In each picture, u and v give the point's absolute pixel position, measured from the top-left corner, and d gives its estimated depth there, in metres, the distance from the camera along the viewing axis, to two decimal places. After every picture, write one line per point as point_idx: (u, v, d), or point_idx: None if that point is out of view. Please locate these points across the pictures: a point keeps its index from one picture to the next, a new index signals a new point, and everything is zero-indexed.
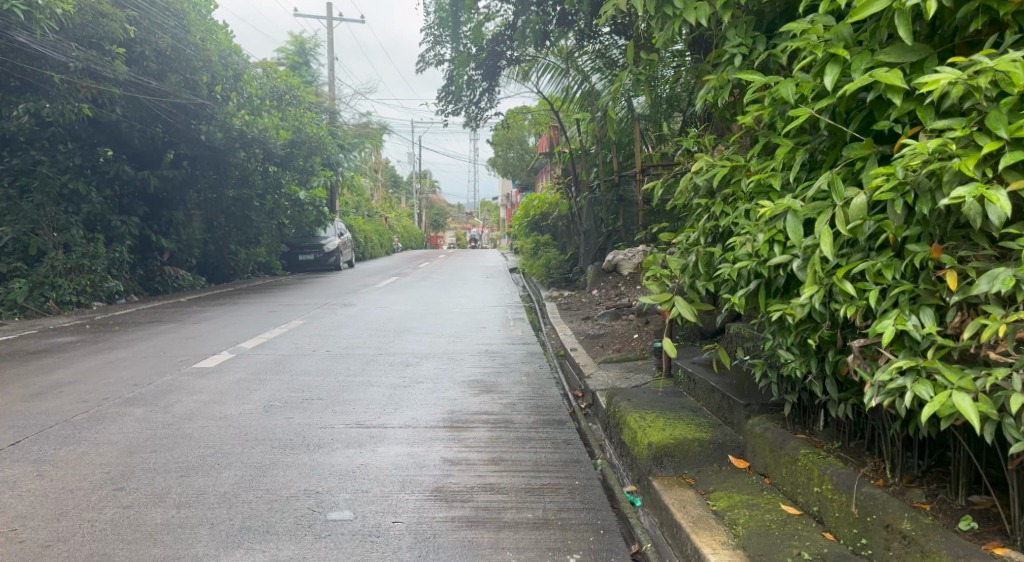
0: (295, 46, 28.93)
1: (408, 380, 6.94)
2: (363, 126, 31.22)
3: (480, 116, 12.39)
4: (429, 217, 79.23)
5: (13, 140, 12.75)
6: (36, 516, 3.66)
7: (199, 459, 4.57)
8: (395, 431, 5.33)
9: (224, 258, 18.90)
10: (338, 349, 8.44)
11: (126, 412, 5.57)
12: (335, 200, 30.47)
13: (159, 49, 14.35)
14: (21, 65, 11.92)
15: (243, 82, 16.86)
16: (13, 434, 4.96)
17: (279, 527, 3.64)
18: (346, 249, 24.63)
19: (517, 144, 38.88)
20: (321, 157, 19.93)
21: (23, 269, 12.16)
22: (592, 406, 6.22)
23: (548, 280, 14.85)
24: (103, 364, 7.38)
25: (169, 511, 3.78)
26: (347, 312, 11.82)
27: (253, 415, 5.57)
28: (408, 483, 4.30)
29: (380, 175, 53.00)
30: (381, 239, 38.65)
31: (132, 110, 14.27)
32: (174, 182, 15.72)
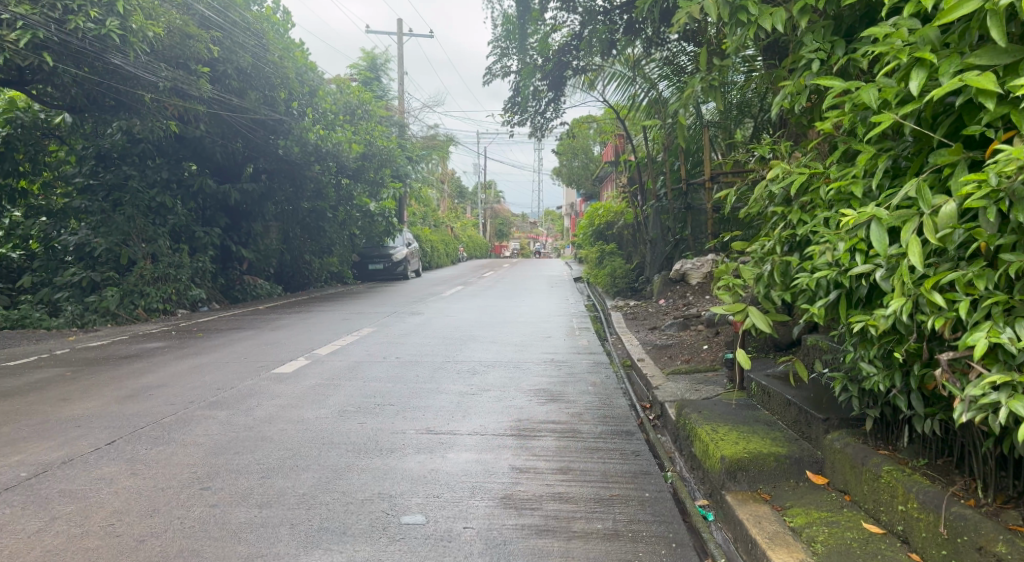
0: (367, 61, 29.77)
1: (475, 388, 6.99)
2: (430, 139, 31.87)
3: (546, 126, 12.36)
4: (495, 228, 80.07)
5: (106, 157, 13.47)
6: (131, 512, 3.84)
7: (279, 461, 4.72)
8: (464, 437, 5.39)
9: (299, 267, 19.51)
10: (407, 357, 8.56)
11: (210, 415, 5.79)
12: (402, 211, 31.08)
13: (241, 67, 14.90)
14: (117, 86, 12.30)
15: (318, 98, 17.45)
16: (109, 434, 5.22)
17: (355, 529, 3.71)
18: (414, 258, 25.03)
19: (581, 153, 39.25)
20: (391, 168, 20.32)
21: (115, 278, 12.81)
22: (661, 417, 6.15)
23: (614, 289, 14.77)
24: (189, 369, 7.68)
25: (252, 510, 3.91)
26: (415, 320, 12.01)
27: (328, 419, 5.72)
28: (478, 489, 4.34)
29: (446, 186, 53.75)
30: (446, 249, 39.25)
31: (215, 127, 14.89)
32: (253, 195, 16.42)
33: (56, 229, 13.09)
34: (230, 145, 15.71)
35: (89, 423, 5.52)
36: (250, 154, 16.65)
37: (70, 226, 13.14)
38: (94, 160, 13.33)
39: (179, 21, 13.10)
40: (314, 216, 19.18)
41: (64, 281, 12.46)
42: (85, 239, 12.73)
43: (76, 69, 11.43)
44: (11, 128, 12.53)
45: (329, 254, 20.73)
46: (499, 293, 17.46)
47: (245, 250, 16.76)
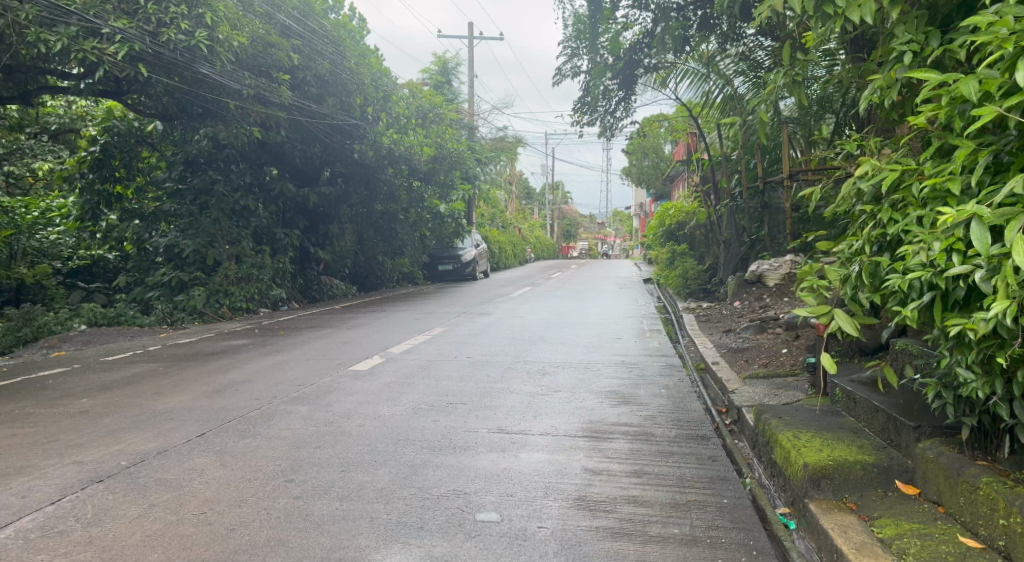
0: (438, 66, 30.21)
1: (547, 389, 6.98)
2: (499, 141, 32.08)
3: (616, 126, 12.10)
4: (562, 229, 79.92)
5: (194, 162, 14.25)
6: (221, 501, 3.99)
7: (358, 456, 4.82)
8: (536, 437, 5.39)
9: (372, 268, 19.91)
10: (479, 357, 8.61)
11: (293, 410, 5.97)
12: (471, 213, 31.32)
13: (320, 74, 15.32)
14: (205, 94, 12.79)
15: (391, 102, 17.75)
16: (200, 426, 5.44)
17: (432, 524, 3.76)
18: (483, 259, 25.19)
19: (653, 152, 38.75)
20: (461, 171, 20.51)
21: (202, 278, 13.36)
22: (738, 422, 6.01)
23: (686, 291, 14.51)
24: (272, 365, 7.97)
25: (333, 503, 4.00)
26: (485, 320, 12.11)
27: (403, 416, 5.81)
28: (551, 489, 4.33)
29: (514, 188, 53.93)
30: (513, 249, 39.39)
31: (295, 133, 15.38)
32: (329, 198, 16.87)
33: (147, 231, 13.94)
34: (310, 150, 16.28)
35: (181, 415, 5.77)
36: (326, 158, 17.20)
37: (161, 228, 14.02)
38: (182, 166, 14.18)
39: (262, 31, 13.54)
40: (387, 218, 19.54)
41: (155, 281, 13.14)
42: (174, 241, 13.44)
43: (168, 78, 11.95)
44: (109, 136, 13.53)
45: (400, 255, 21.08)
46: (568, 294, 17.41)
47: (322, 251, 17.23)
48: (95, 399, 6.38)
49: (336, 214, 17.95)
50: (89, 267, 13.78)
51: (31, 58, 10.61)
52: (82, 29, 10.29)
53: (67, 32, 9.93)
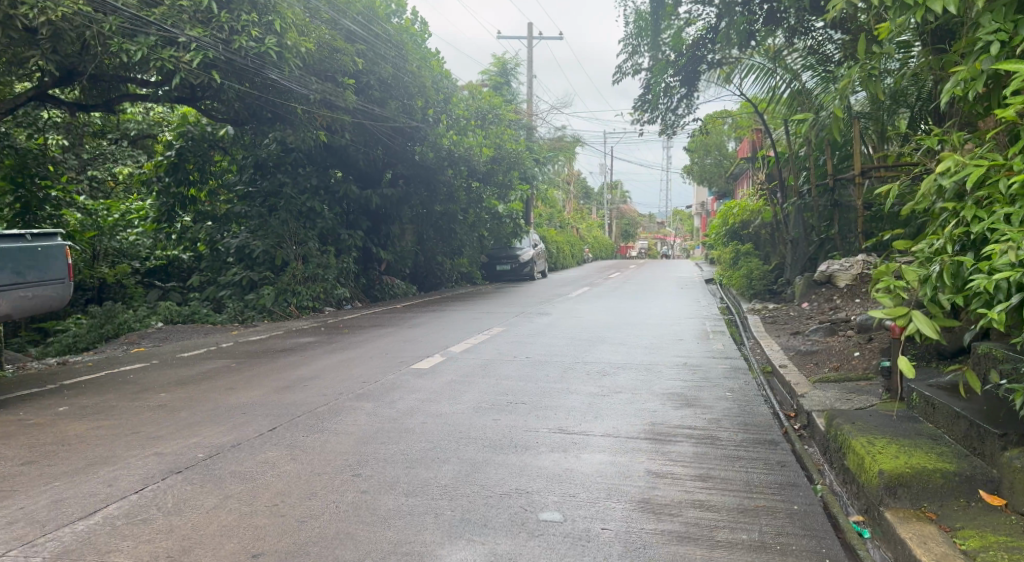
0: (497, 68, 30.34)
1: (607, 390, 6.93)
2: (557, 141, 31.99)
3: (678, 124, 11.76)
4: (621, 229, 79.26)
5: (264, 166, 14.74)
6: (292, 494, 4.09)
7: (421, 453, 4.87)
8: (597, 438, 5.35)
9: (432, 268, 20.10)
10: (538, 356, 8.61)
11: (358, 406, 6.08)
12: (530, 213, 31.33)
13: (383, 77, 15.56)
14: (274, 99, 13.17)
15: (451, 104, 17.88)
16: (271, 421, 5.59)
17: (495, 522, 3.77)
18: (541, 259, 25.15)
19: (715, 150, 38.04)
20: (519, 171, 20.52)
21: (271, 277, 13.71)
22: (808, 427, 5.84)
23: (751, 291, 14.17)
24: (338, 362, 8.13)
25: (398, 498, 4.06)
26: (543, 320, 12.09)
27: (464, 414, 5.85)
28: (614, 491, 4.29)
29: (572, 188, 53.72)
30: (571, 250, 39.24)
31: (359, 135, 15.70)
32: (391, 199, 17.13)
33: (219, 232, 14.40)
34: (373, 153, 16.59)
35: (253, 410, 5.93)
36: (388, 160, 17.46)
37: (232, 229, 14.51)
38: (253, 169, 14.75)
39: (329, 37, 13.79)
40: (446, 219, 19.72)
41: (227, 281, 13.57)
42: (245, 242, 13.83)
43: (239, 84, 12.31)
44: (184, 140, 14.10)
45: (459, 256, 21.22)
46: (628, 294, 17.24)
47: (384, 252, 17.52)
48: (172, 393, 6.62)
49: (397, 215, 18.21)
50: (165, 267, 14.55)
51: (113, 67, 11.12)
52: (161, 39, 10.63)
53: (147, 42, 10.36)
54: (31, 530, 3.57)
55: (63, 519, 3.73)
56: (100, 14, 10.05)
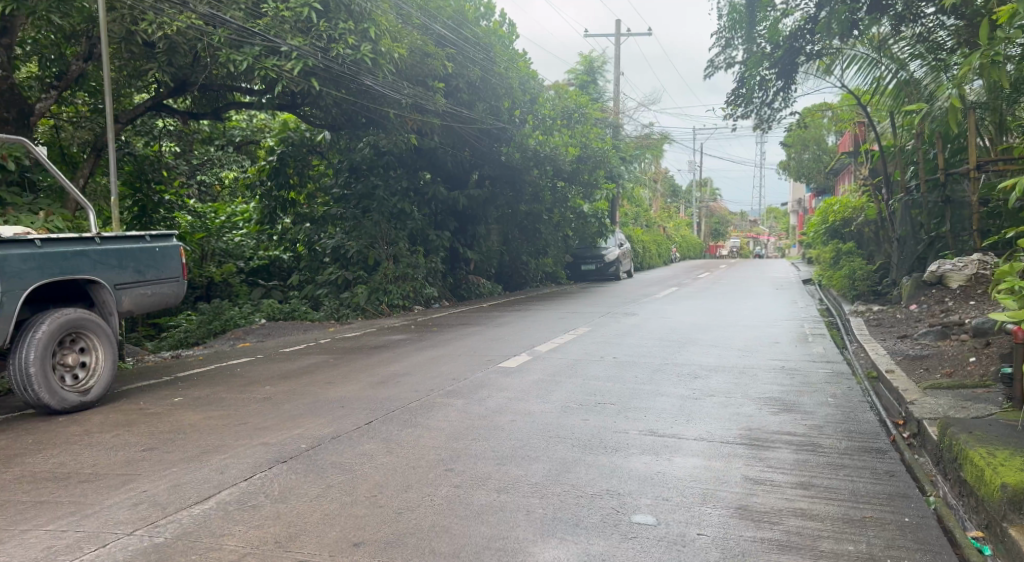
0: (584, 65, 30.16)
1: (700, 393, 6.77)
2: (644, 138, 31.51)
3: (774, 118, 11.32)
4: (710, 228, 77.46)
5: (358, 169, 15.20)
6: (389, 486, 4.18)
7: (511, 450, 4.88)
8: (691, 442, 5.23)
9: (517, 267, 20.16)
10: (625, 357, 8.51)
11: (449, 403, 6.16)
12: (615, 212, 30.97)
13: (471, 80, 15.77)
14: (368, 105, 13.50)
15: (539, 104, 17.90)
16: (365, 415, 5.73)
17: (588, 522, 3.74)
18: (628, 259, 24.84)
19: (814, 144, 36.59)
20: (605, 170, 20.33)
21: (363, 277, 14.05)
22: (918, 436, 5.54)
23: (854, 293, 13.52)
24: (427, 360, 8.27)
25: (490, 494, 4.09)
26: (630, 321, 11.92)
27: (553, 414, 5.84)
28: (710, 496, 4.18)
29: (660, 185, 52.84)
30: (658, 249, 38.57)
31: (447, 138, 16.10)
32: (478, 199, 17.32)
33: (317, 233, 14.91)
34: (460, 154, 16.87)
35: (350, 404, 6.11)
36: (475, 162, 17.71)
37: (329, 231, 14.93)
38: (347, 173, 15.24)
39: (421, 42, 13.67)
40: (531, 219, 19.76)
41: (324, 279, 14.07)
42: (341, 243, 14.28)
43: (336, 90, 12.68)
44: (284, 146, 15.01)
45: (544, 255, 21.19)
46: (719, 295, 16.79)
47: (471, 251, 17.76)
48: (275, 387, 6.89)
49: (483, 216, 18.43)
50: (267, 267, 15.10)
51: (219, 77, 11.76)
52: (265, 49, 11.00)
53: (252, 52, 10.74)
54: (153, 512, 3.79)
55: (181, 502, 3.94)
56: (210, 27, 10.61)
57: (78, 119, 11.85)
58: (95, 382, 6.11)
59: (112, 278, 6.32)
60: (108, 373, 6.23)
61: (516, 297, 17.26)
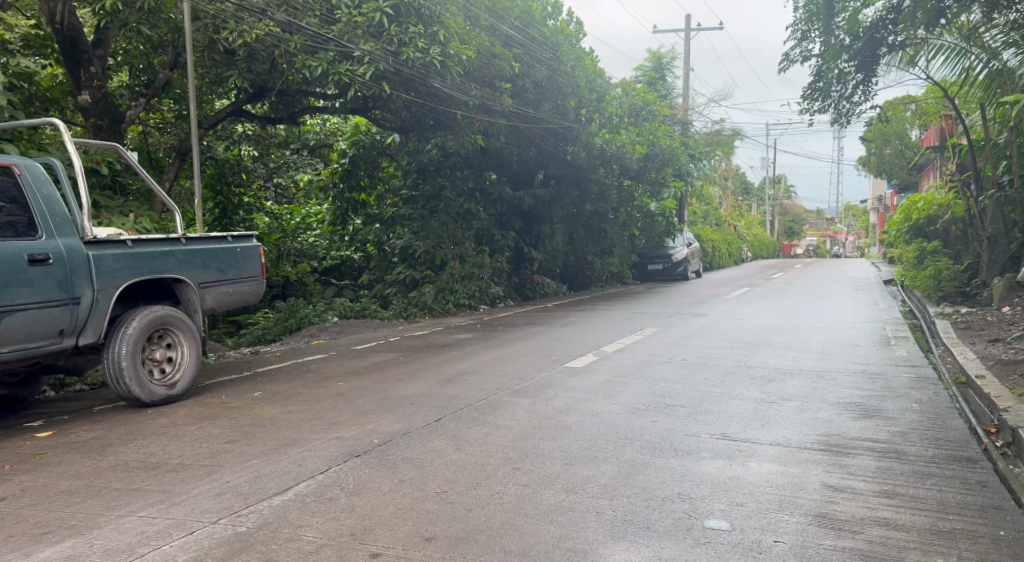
0: (652, 62, 29.77)
1: (774, 397, 6.58)
2: (715, 135, 30.86)
3: (853, 112, 10.95)
4: (783, 226, 75.38)
5: (426, 171, 15.53)
6: (459, 483, 4.21)
7: (579, 450, 4.86)
8: (765, 447, 5.10)
9: (582, 267, 20.06)
10: (695, 359, 8.36)
11: (516, 401, 6.17)
12: (683, 211, 30.44)
13: (537, 80, 15.79)
14: (437, 107, 13.65)
15: (605, 103, 17.74)
16: (434, 412, 5.80)
17: (659, 525, 3.69)
18: (696, 259, 24.38)
19: (897, 139, 35.12)
20: (674, 168, 20.03)
21: (431, 276, 14.22)
22: (1013, 446, 5.24)
23: (939, 294, 12.93)
24: (495, 359, 8.30)
25: (560, 494, 4.07)
26: (700, 322, 11.70)
27: (622, 415, 5.79)
28: (787, 503, 4.06)
29: (731, 183, 51.68)
30: (728, 248, 37.73)
31: (513, 138, 16.17)
32: (544, 199, 17.43)
33: (386, 234, 15.31)
34: (526, 154, 16.89)
35: (419, 401, 6.19)
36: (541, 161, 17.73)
37: (397, 231, 15.28)
38: (415, 174, 15.52)
39: (488, 43, 13.84)
40: (596, 218, 19.63)
41: (393, 279, 14.28)
42: (409, 243, 14.50)
43: (405, 94, 12.85)
44: (356, 149, 15.50)
45: (610, 255, 21.01)
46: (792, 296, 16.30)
47: (535, 251, 17.80)
48: (347, 383, 7.04)
49: (548, 216, 18.48)
50: (338, 267, 15.52)
51: (295, 82, 12.14)
52: (338, 54, 11.23)
53: (326, 58, 11.01)
54: (236, 502, 3.93)
55: (261, 493, 4.07)
56: (287, 34, 10.93)
57: (164, 126, 12.41)
58: (180, 376, 6.38)
59: (196, 278, 6.57)
60: (193, 367, 6.50)
61: (581, 297, 17.18)
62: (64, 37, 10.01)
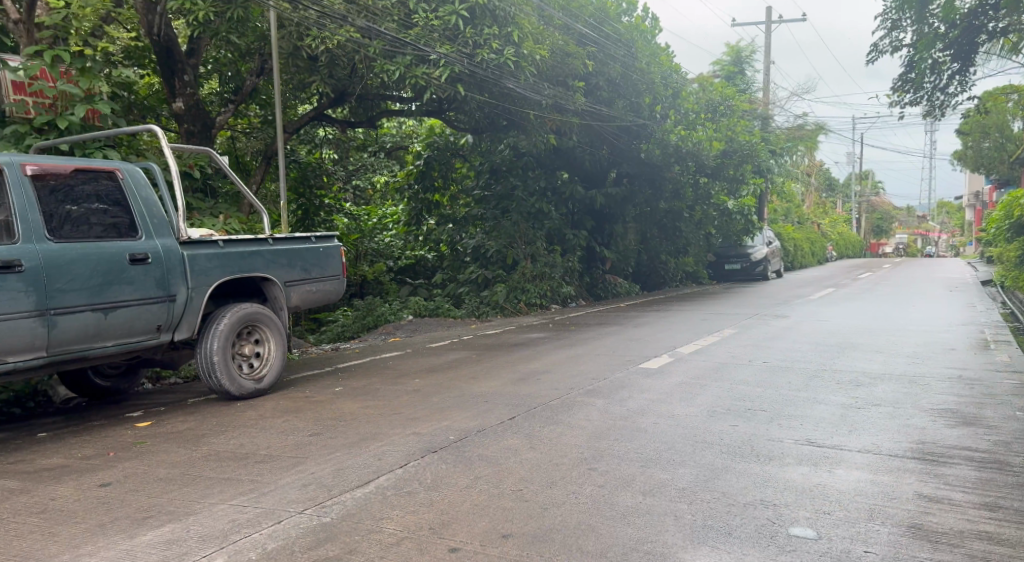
0: (731, 56, 29.05)
1: (864, 402, 6.32)
2: (797, 129, 29.88)
3: (948, 104, 10.48)
4: (870, 224, 72.41)
5: (498, 171, 15.77)
6: (534, 481, 4.21)
7: (656, 453, 4.79)
8: (853, 454, 4.90)
9: (655, 267, 19.82)
10: (776, 362, 8.11)
11: (591, 401, 6.13)
12: (763, 208, 29.60)
13: (612, 77, 15.62)
14: (510, 107, 13.72)
15: (681, 98, 17.35)
16: (509, 410, 5.82)
17: (741, 532, 3.60)
18: (777, 258, 23.66)
19: (996, 131, 33.19)
20: (754, 164, 19.49)
21: (503, 276, 14.29)
22: None
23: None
24: (568, 359, 8.27)
25: (637, 496, 4.02)
26: (781, 323, 11.35)
27: (700, 418, 5.67)
28: (878, 512, 3.89)
29: (814, 179, 49.92)
30: (810, 247, 36.48)
31: (586, 137, 16.12)
32: (616, 197, 17.42)
33: (459, 234, 15.60)
34: (598, 153, 16.92)
35: (493, 399, 6.23)
36: (614, 160, 17.60)
37: (469, 231, 15.60)
38: (488, 174, 15.79)
39: (562, 42, 13.90)
40: (671, 217, 19.31)
41: (465, 278, 14.39)
42: (481, 243, 14.72)
43: (479, 95, 12.93)
44: (430, 150, 15.68)
45: (685, 254, 20.65)
46: (879, 297, 15.64)
47: (607, 251, 17.68)
48: (423, 381, 7.13)
49: (620, 214, 18.34)
50: (412, 267, 15.61)
51: (374, 86, 12.43)
52: (414, 58, 11.38)
53: (404, 62, 11.20)
54: (320, 493, 4.04)
55: (344, 485, 4.17)
56: (366, 39, 11.06)
57: (251, 131, 12.90)
58: (267, 370, 6.62)
59: (283, 276, 6.79)
60: (279, 361, 6.72)
61: (654, 297, 16.96)
62: (160, 48, 10.49)
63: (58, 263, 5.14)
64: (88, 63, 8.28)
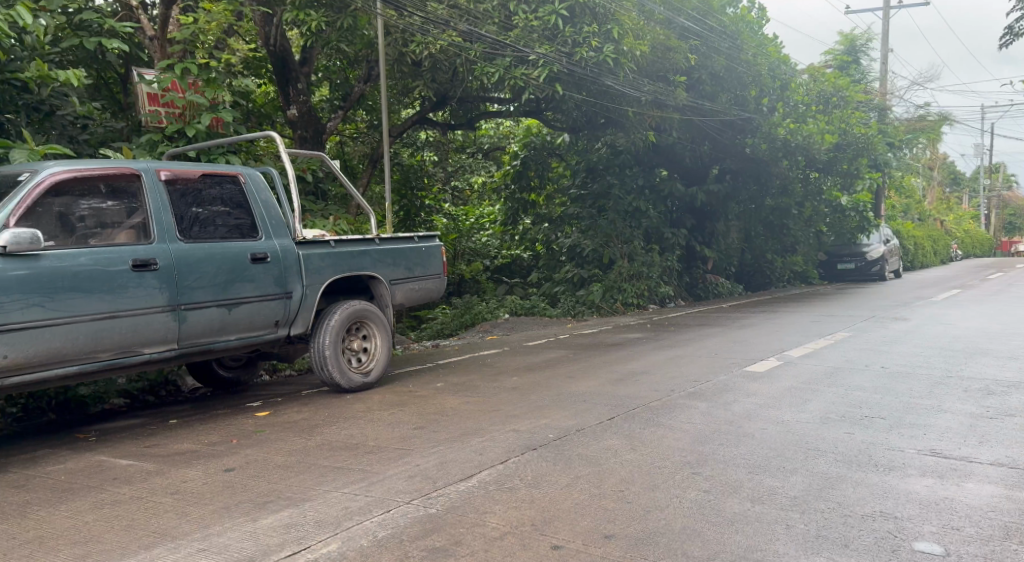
0: (845, 45, 27.70)
1: (996, 412, 5.88)
2: (918, 120, 28.15)
3: None
4: (1001, 220, 67.31)
5: (595, 170, 15.66)
6: (637, 483, 4.15)
7: (765, 459, 4.63)
8: (982, 467, 4.57)
9: (760, 266, 19.21)
10: (896, 367, 7.66)
11: (694, 404, 6.00)
12: (879, 205, 28.05)
13: (716, 71, 15.07)
14: (609, 105, 13.52)
15: (789, 91, 16.73)
16: (609, 410, 5.77)
17: (859, 544, 3.42)
18: (894, 257, 22.36)
19: None
20: (869, 158, 18.51)
21: (599, 275, 14.18)
22: None
23: None
24: (668, 360, 8.11)
25: (745, 503, 3.90)
26: (899, 327, 10.71)
27: (812, 424, 5.44)
28: (1014, 531, 3.62)
29: (937, 173, 46.87)
30: (932, 245, 34.28)
31: (688, 134, 15.81)
32: (718, 195, 17.00)
33: (555, 233, 15.55)
34: (699, 149, 16.59)
35: (594, 399, 6.20)
36: (716, 155, 17.14)
37: (566, 230, 15.49)
38: (585, 173, 15.72)
39: (663, 37, 13.60)
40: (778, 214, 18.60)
41: (561, 278, 14.35)
42: (577, 241, 14.62)
43: (578, 93, 12.77)
44: (527, 150, 16.00)
45: (792, 253, 19.86)
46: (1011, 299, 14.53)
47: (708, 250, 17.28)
48: (521, 379, 7.17)
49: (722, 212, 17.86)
50: (509, 265, 15.78)
51: (474, 89, 12.63)
52: (514, 59, 11.45)
53: (504, 63, 11.29)
54: (427, 485, 4.13)
55: (448, 479, 4.24)
56: (468, 43, 11.26)
57: (358, 135, 13.40)
58: (375, 365, 6.83)
59: (389, 275, 6.99)
60: (386, 356, 6.92)
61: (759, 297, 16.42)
62: (277, 58, 11.24)
63: (188, 261, 5.49)
64: (214, 74, 8.74)
